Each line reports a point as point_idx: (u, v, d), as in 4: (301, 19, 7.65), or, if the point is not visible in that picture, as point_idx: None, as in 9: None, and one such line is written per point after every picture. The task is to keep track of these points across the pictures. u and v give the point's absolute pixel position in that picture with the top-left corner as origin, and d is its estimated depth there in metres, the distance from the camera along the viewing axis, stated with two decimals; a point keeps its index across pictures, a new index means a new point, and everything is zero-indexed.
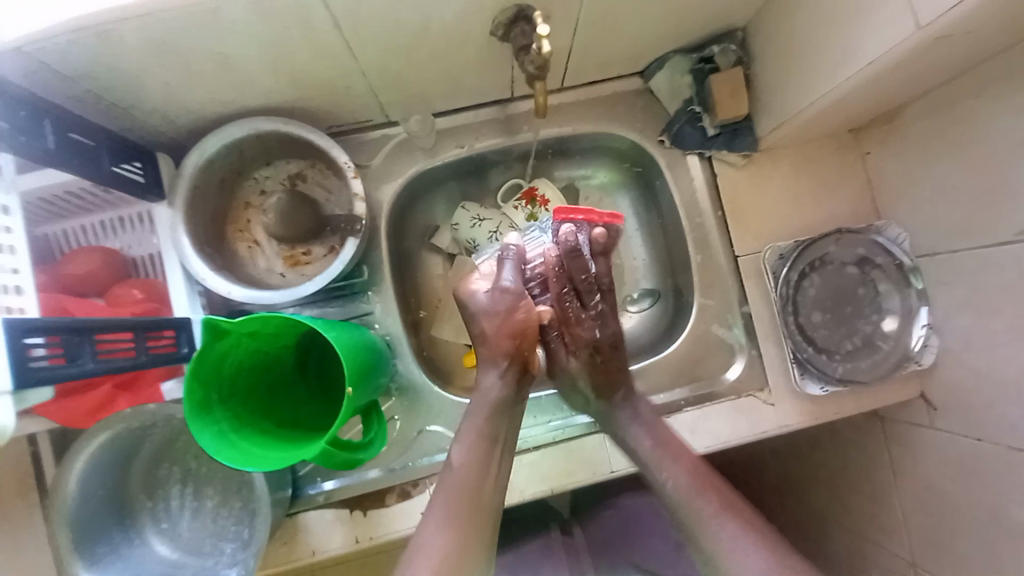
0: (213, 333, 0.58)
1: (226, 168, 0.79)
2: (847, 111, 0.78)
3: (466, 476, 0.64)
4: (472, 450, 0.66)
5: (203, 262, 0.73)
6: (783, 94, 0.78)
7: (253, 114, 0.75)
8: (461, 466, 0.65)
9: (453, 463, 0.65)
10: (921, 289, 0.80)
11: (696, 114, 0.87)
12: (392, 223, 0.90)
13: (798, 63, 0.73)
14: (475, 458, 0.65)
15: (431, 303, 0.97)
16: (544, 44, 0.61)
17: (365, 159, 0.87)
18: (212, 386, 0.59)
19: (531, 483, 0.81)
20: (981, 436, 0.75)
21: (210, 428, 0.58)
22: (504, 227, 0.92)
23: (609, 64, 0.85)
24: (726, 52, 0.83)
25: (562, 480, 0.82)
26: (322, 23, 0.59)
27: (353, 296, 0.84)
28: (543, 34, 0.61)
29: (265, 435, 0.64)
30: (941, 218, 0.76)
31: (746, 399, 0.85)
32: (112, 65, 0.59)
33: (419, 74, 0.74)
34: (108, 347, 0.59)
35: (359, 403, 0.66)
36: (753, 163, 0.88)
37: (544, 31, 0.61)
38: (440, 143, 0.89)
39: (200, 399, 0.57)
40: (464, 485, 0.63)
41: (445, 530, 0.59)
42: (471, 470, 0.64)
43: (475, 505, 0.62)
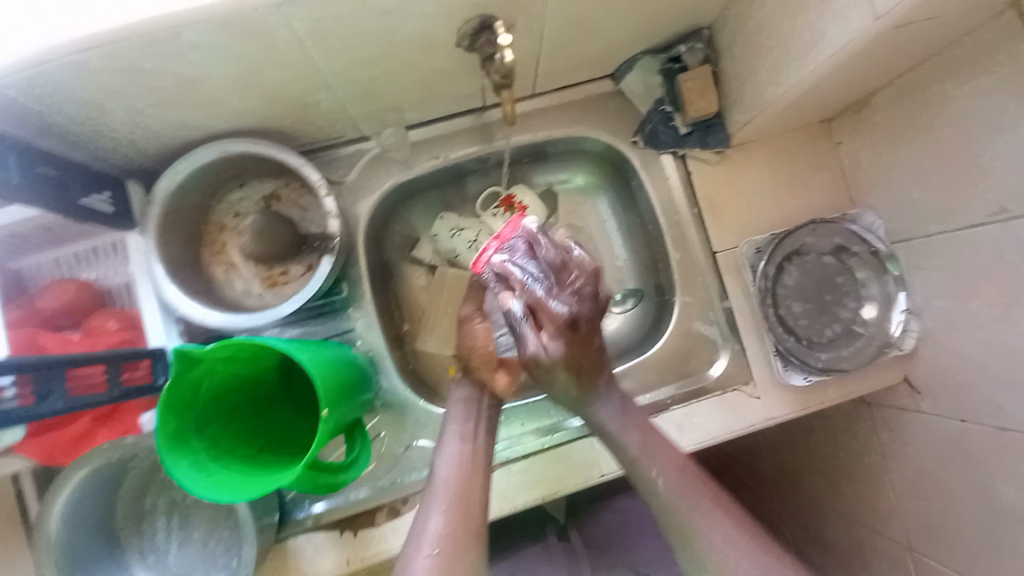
0: (182, 362, 0.56)
1: (199, 192, 0.76)
2: (815, 104, 0.79)
3: (453, 490, 0.65)
4: (459, 447, 0.71)
5: (177, 288, 0.71)
6: (750, 91, 0.78)
7: (221, 136, 0.73)
8: (448, 463, 0.69)
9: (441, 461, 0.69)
10: (898, 275, 0.82)
11: (668, 114, 0.87)
12: (371, 237, 0.89)
13: (764, 59, 0.73)
14: (463, 457, 0.70)
15: (415, 315, 0.96)
16: (507, 53, 0.62)
17: (339, 175, 0.86)
18: (187, 416, 0.58)
19: (522, 492, 0.81)
20: (967, 418, 0.76)
21: (186, 459, 0.57)
22: (484, 235, 0.92)
23: (580, 67, 0.84)
24: (693, 52, 0.84)
25: (554, 486, 0.81)
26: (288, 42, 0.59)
27: (334, 313, 0.84)
28: (506, 43, 0.61)
29: (244, 462, 0.62)
30: (915, 205, 0.77)
31: (732, 394, 0.85)
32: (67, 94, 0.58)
33: (388, 86, 0.73)
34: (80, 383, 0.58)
35: (340, 424, 0.66)
36: (726, 159, 0.88)
37: (507, 41, 0.61)
38: (415, 155, 0.88)
39: (173, 430, 0.56)
40: (453, 476, 0.68)
41: (437, 517, 0.63)
42: (461, 472, 0.68)
43: (470, 503, 0.65)
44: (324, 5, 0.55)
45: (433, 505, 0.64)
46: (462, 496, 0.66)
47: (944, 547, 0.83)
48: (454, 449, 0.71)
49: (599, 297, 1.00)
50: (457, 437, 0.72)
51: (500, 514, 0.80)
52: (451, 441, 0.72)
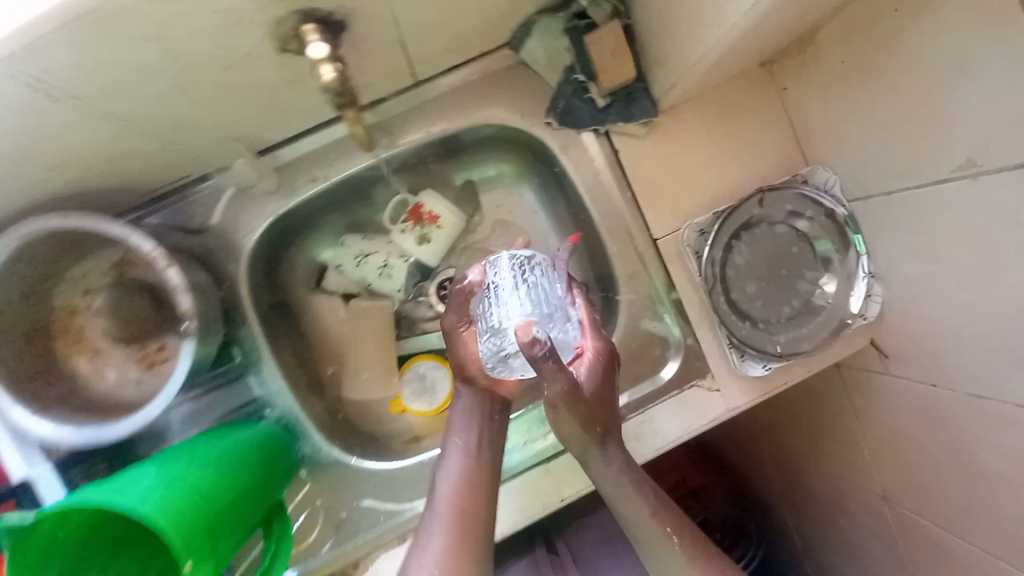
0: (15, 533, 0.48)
1: (27, 280, 0.63)
2: (748, 51, 0.66)
3: (456, 506, 0.58)
4: (463, 460, 0.62)
5: (24, 409, 0.60)
6: (667, 48, 0.64)
7: (24, 213, 0.59)
8: (452, 473, 0.61)
9: (446, 469, 0.61)
10: (863, 250, 0.72)
11: (581, 84, 0.72)
12: (263, 282, 0.77)
13: (677, 8, 0.59)
14: (475, 460, 0.62)
15: (337, 354, 0.83)
16: (329, 69, 0.51)
17: (200, 221, 0.71)
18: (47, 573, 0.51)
19: (528, 506, 0.75)
20: (936, 384, 0.70)
21: None
22: (394, 257, 0.81)
23: (463, 44, 0.69)
24: (598, 4, 0.68)
25: (561, 495, 0.76)
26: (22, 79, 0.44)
27: (233, 381, 0.74)
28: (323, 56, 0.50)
29: None
30: (871, 157, 0.66)
31: (690, 391, 0.78)
32: None
33: (217, 112, 0.58)
34: None
35: (234, 545, 0.57)
36: (656, 128, 0.74)
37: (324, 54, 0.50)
38: (289, 181, 0.73)
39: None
40: (458, 490, 0.59)
41: (438, 540, 0.55)
42: (462, 483, 0.60)
43: (476, 520, 0.57)
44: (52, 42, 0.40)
45: (434, 530, 0.56)
46: (467, 513, 0.57)
47: (921, 502, 0.81)
48: (458, 459, 0.62)
49: None
50: (473, 435, 0.64)
51: (511, 529, 0.75)
52: (455, 452, 0.63)
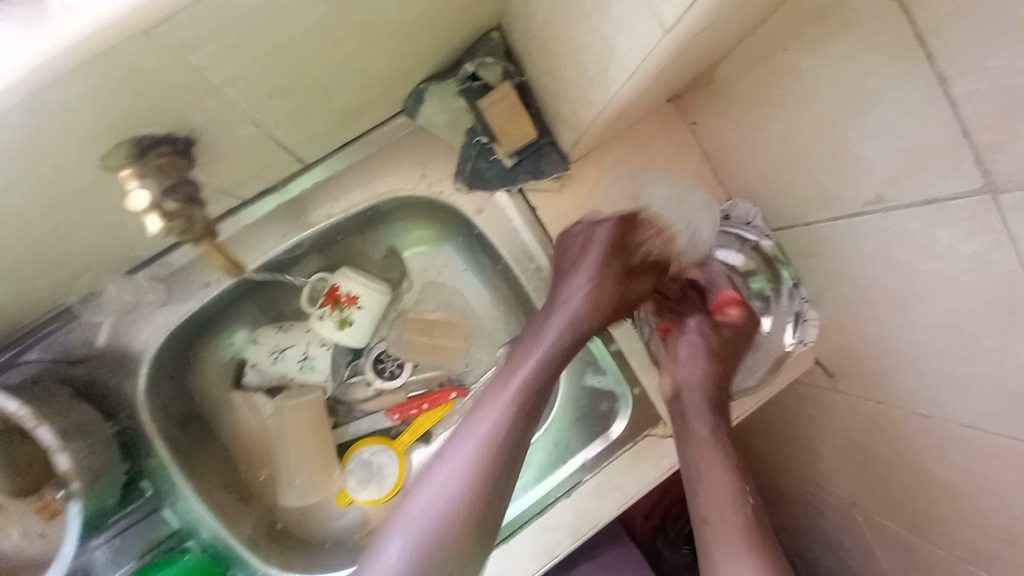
0: None
1: None
2: (651, 96, 0.63)
3: (479, 479, 0.57)
4: (467, 466, 0.57)
5: None
6: (563, 104, 0.61)
7: None
8: (449, 480, 0.57)
9: (434, 480, 0.57)
10: (795, 282, 0.71)
11: (486, 145, 0.69)
12: (167, 399, 0.70)
13: (563, 67, 0.56)
14: (485, 477, 0.57)
15: (269, 457, 0.77)
16: (154, 225, 0.47)
17: (85, 348, 0.64)
18: None
19: None
20: (880, 404, 0.69)
21: None
22: (314, 346, 0.75)
23: (352, 119, 0.64)
24: (487, 66, 0.65)
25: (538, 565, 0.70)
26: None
27: (151, 513, 0.68)
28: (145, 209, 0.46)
29: None
30: (786, 189, 0.65)
31: (643, 442, 0.73)
32: None
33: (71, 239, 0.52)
34: None
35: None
36: (570, 181, 0.71)
37: (145, 209, 0.45)
38: (182, 287, 0.67)
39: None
40: (451, 502, 0.56)
41: (397, 552, 0.54)
42: (464, 492, 0.56)
43: (468, 518, 0.56)
44: None
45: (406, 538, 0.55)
46: (446, 521, 0.55)
47: (886, 514, 0.80)
48: (454, 466, 0.58)
49: None
50: (477, 434, 0.59)
51: None
52: (455, 458, 0.58)
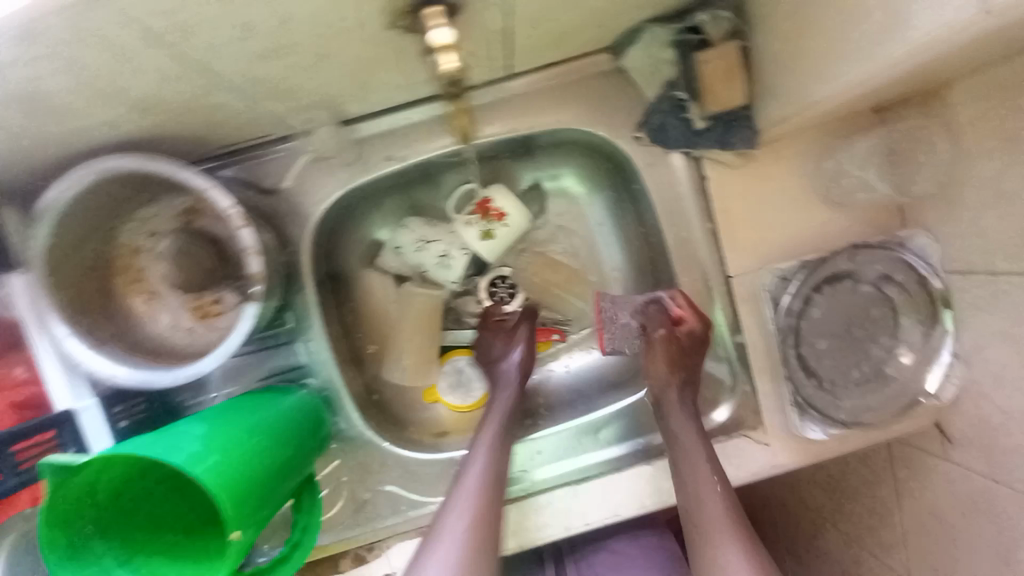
0: (65, 471, 0.46)
1: (97, 217, 0.63)
2: (872, 95, 0.61)
3: (488, 481, 0.63)
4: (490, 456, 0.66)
5: (81, 342, 0.60)
6: (787, 77, 0.60)
7: (102, 151, 0.58)
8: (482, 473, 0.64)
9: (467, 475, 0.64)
10: (951, 330, 0.67)
11: (682, 102, 0.69)
12: (320, 250, 0.76)
13: (811, 38, 0.54)
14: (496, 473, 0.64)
15: (381, 334, 0.85)
16: (447, 58, 0.48)
17: (273, 182, 0.71)
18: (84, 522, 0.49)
19: (555, 523, 0.73)
20: (998, 479, 0.65)
21: (90, 568, 0.49)
22: (454, 249, 0.80)
23: (565, 43, 0.66)
24: (717, 21, 0.63)
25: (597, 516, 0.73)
26: (108, 29, 0.41)
27: (280, 346, 0.74)
28: (444, 43, 0.47)
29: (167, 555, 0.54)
30: (981, 230, 0.61)
31: (735, 440, 0.74)
32: None
33: (311, 79, 0.56)
34: None
35: (270, 516, 0.56)
36: (751, 161, 0.70)
37: (445, 39, 0.47)
38: (367, 155, 0.72)
39: (67, 544, 0.48)
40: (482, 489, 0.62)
41: (462, 521, 0.59)
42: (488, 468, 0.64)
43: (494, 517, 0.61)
44: None
45: (458, 507, 0.60)
46: (480, 501, 0.61)
47: None
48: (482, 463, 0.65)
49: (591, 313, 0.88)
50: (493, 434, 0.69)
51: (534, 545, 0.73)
52: (482, 451, 0.67)
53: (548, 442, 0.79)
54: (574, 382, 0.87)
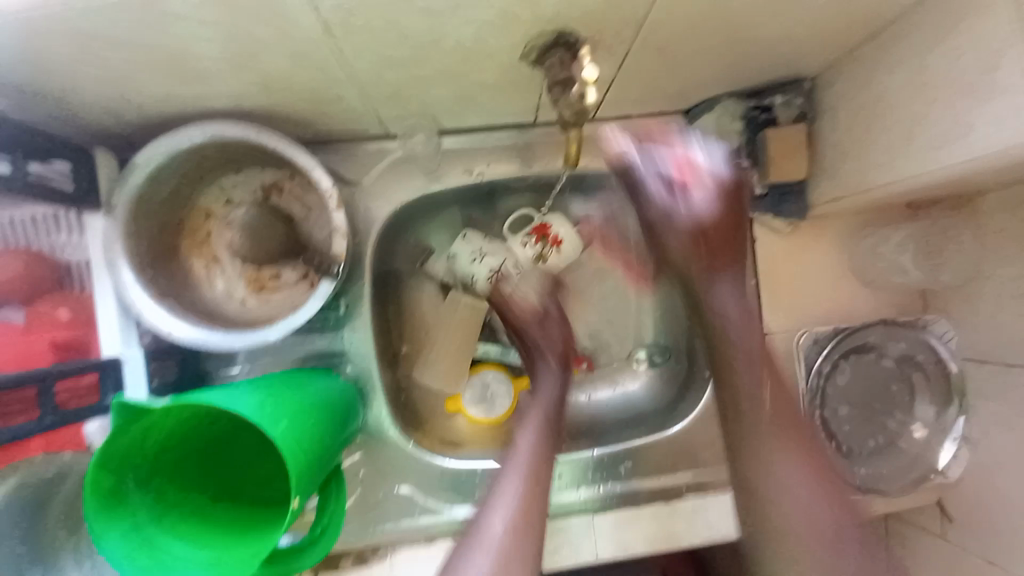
0: (131, 413, 0.44)
1: (184, 174, 0.64)
2: (917, 192, 0.68)
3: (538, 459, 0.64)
4: (540, 437, 0.67)
5: (144, 292, 0.59)
6: (847, 163, 0.66)
7: (214, 115, 0.60)
8: (528, 451, 0.64)
9: (517, 447, 0.65)
10: (964, 410, 0.72)
11: (743, 167, 0.74)
12: (381, 246, 0.78)
13: (878, 134, 0.61)
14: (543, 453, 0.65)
15: (415, 337, 0.85)
16: (592, 89, 0.53)
17: (354, 174, 0.74)
18: (127, 470, 0.46)
19: (568, 553, 0.75)
20: (995, 561, 0.68)
21: (122, 523, 0.46)
22: (508, 265, 0.80)
23: (650, 99, 0.72)
24: (789, 104, 0.71)
25: (611, 551, 0.75)
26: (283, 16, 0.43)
27: (326, 331, 0.74)
28: (591, 78, 0.52)
29: (194, 521, 0.51)
30: (999, 327, 0.67)
31: None
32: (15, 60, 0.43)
33: (427, 88, 0.60)
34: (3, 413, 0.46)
35: (314, 493, 0.53)
36: (797, 230, 0.77)
37: (593, 76, 0.52)
38: (445, 165, 0.76)
39: (109, 488, 0.45)
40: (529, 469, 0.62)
41: (505, 513, 0.58)
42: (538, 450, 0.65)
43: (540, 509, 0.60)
44: None
45: (508, 492, 0.60)
46: (523, 484, 0.60)
47: None
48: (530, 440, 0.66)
49: (620, 349, 0.90)
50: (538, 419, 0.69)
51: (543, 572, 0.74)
52: (533, 427, 0.68)
53: (566, 474, 0.78)
54: (599, 414, 0.88)
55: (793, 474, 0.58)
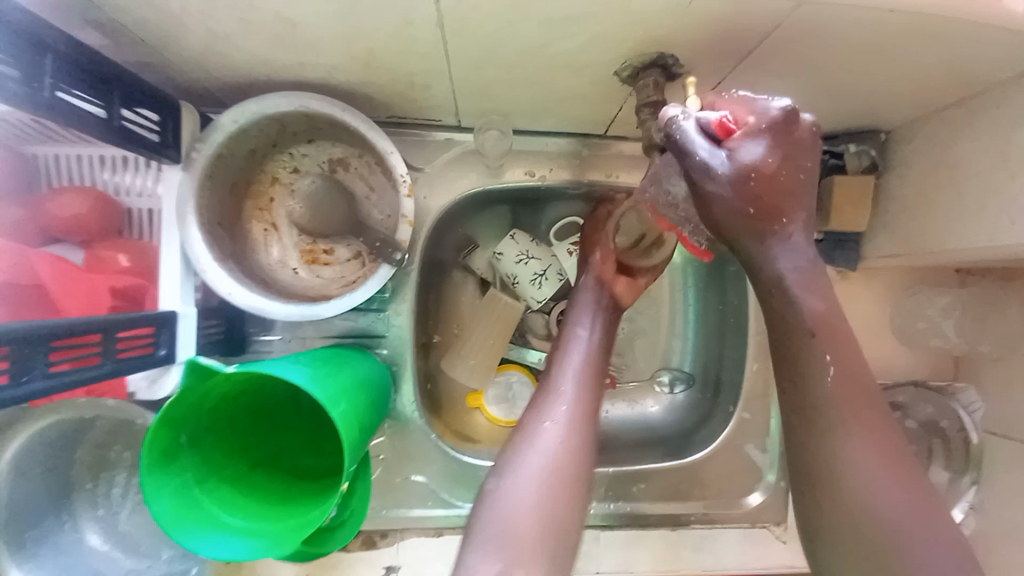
0: (199, 374, 0.45)
1: (260, 138, 0.65)
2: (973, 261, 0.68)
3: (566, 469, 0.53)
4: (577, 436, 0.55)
5: (207, 249, 0.60)
6: (909, 223, 0.67)
7: (303, 86, 0.61)
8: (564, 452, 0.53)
9: (549, 447, 0.53)
10: (977, 482, 0.72)
11: None
12: (434, 235, 0.78)
13: (948, 199, 0.61)
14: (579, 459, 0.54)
15: (449, 327, 0.86)
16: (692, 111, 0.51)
17: (419, 160, 0.75)
18: (184, 429, 0.47)
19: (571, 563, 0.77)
20: None
21: (171, 482, 0.47)
22: (551, 272, 0.82)
23: None
24: (860, 155, 0.71)
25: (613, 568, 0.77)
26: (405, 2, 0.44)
27: (368, 312, 0.75)
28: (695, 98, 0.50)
29: (232, 487, 0.52)
30: None
31: (759, 530, 0.79)
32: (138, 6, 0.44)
33: (514, 88, 0.60)
34: (68, 356, 0.46)
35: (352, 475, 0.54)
36: (844, 280, 0.78)
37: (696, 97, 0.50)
38: (507, 164, 0.76)
39: (164, 447, 0.45)
40: (570, 462, 0.53)
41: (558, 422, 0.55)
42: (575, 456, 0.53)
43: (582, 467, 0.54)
44: None
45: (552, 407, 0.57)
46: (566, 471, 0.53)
47: None
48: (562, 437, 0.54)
49: (644, 367, 0.90)
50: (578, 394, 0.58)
51: None
52: (563, 423, 0.55)
53: None
54: (617, 430, 0.88)
55: (861, 451, 0.47)
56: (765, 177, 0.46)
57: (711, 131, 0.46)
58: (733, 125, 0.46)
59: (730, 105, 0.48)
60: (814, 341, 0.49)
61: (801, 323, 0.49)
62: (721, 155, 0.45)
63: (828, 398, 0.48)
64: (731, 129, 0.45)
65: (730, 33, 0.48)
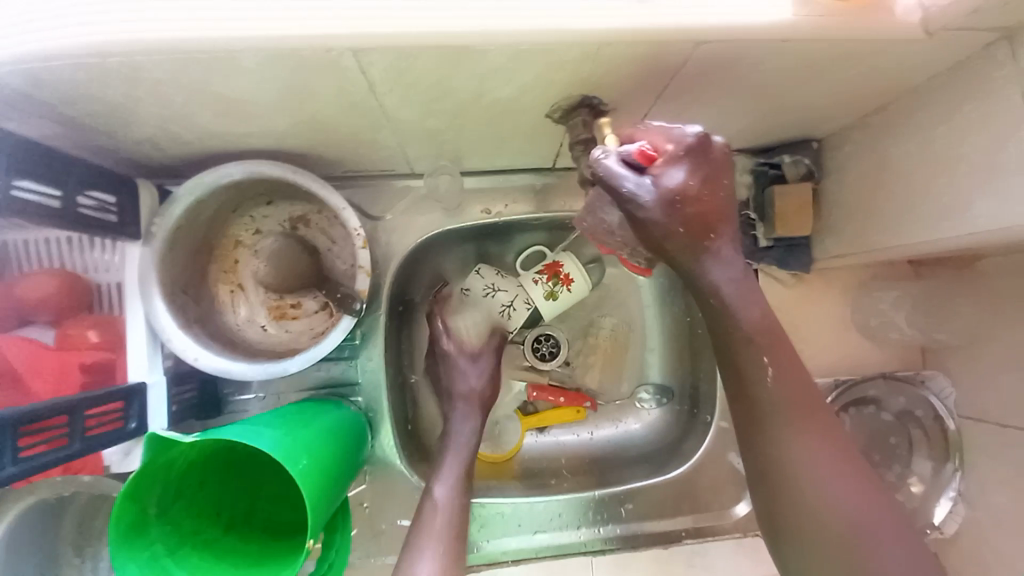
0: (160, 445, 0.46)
1: (219, 205, 0.68)
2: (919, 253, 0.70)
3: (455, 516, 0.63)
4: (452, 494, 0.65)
5: (174, 319, 0.62)
6: (851, 223, 0.69)
7: (256, 154, 0.63)
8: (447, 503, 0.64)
9: (437, 499, 0.64)
10: (959, 467, 0.73)
11: (751, 221, 0.77)
12: (399, 277, 0.79)
13: (883, 198, 0.64)
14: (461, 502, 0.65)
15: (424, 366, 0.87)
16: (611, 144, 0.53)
17: (378, 209, 0.78)
18: (151, 500, 0.48)
19: None
20: None
21: (141, 553, 0.48)
22: (518, 302, 0.79)
23: None
24: (796, 164, 0.75)
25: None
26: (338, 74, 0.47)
27: (340, 360, 0.76)
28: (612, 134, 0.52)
29: (205, 552, 0.53)
30: (994, 387, 0.69)
31: (753, 539, 0.79)
32: (86, 102, 0.46)
33: (458, 135, 0.63)
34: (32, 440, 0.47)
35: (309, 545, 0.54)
36: (802, 282, 0.80)
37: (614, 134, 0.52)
38: (465, 204, 0.80)
39: (129, 521, 0.46)
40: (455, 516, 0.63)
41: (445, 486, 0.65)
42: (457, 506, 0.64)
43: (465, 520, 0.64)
44: (412, 54, 0.44)
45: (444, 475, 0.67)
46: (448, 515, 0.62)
47: None
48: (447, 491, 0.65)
49: (624, 385, 0.90)
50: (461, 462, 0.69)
51: None
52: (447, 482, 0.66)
53: (566, 513, 0.79)
54: (601, 452, 0.88)
55: (805, 452, 0.49)
56: (690, 199, 0.47)
57: (633, 160, 0.48)
58: (655, 152, 0.48)
59: (648, 135, 0.50)
60: (754, 346, 0.50)
61: (741, 337, 0.50)
62: (646, 183, 0.47)
63: (775, 403, 0.50)
64: (652, 156, 0.47)
65: (647, 71, 0.51)
